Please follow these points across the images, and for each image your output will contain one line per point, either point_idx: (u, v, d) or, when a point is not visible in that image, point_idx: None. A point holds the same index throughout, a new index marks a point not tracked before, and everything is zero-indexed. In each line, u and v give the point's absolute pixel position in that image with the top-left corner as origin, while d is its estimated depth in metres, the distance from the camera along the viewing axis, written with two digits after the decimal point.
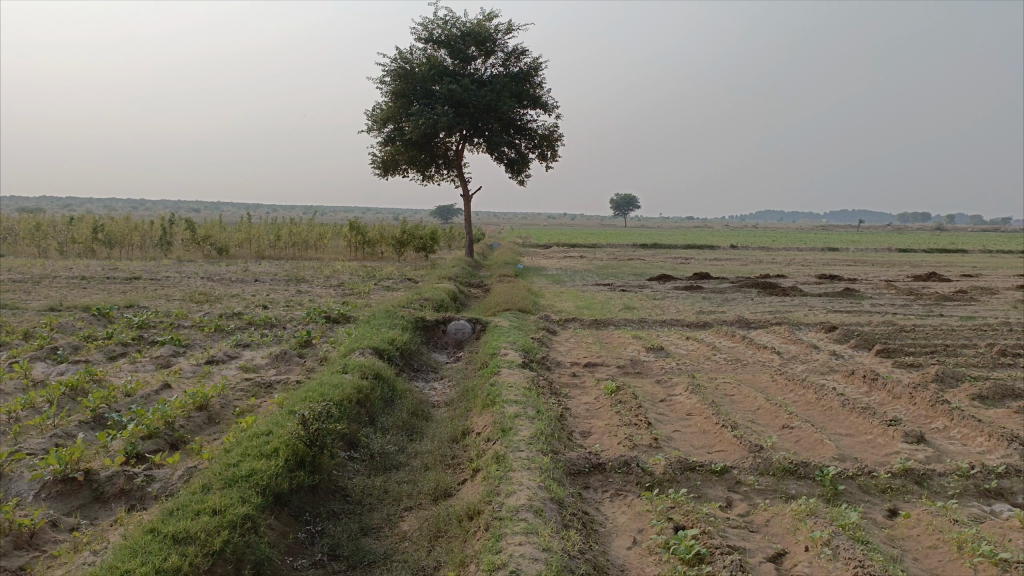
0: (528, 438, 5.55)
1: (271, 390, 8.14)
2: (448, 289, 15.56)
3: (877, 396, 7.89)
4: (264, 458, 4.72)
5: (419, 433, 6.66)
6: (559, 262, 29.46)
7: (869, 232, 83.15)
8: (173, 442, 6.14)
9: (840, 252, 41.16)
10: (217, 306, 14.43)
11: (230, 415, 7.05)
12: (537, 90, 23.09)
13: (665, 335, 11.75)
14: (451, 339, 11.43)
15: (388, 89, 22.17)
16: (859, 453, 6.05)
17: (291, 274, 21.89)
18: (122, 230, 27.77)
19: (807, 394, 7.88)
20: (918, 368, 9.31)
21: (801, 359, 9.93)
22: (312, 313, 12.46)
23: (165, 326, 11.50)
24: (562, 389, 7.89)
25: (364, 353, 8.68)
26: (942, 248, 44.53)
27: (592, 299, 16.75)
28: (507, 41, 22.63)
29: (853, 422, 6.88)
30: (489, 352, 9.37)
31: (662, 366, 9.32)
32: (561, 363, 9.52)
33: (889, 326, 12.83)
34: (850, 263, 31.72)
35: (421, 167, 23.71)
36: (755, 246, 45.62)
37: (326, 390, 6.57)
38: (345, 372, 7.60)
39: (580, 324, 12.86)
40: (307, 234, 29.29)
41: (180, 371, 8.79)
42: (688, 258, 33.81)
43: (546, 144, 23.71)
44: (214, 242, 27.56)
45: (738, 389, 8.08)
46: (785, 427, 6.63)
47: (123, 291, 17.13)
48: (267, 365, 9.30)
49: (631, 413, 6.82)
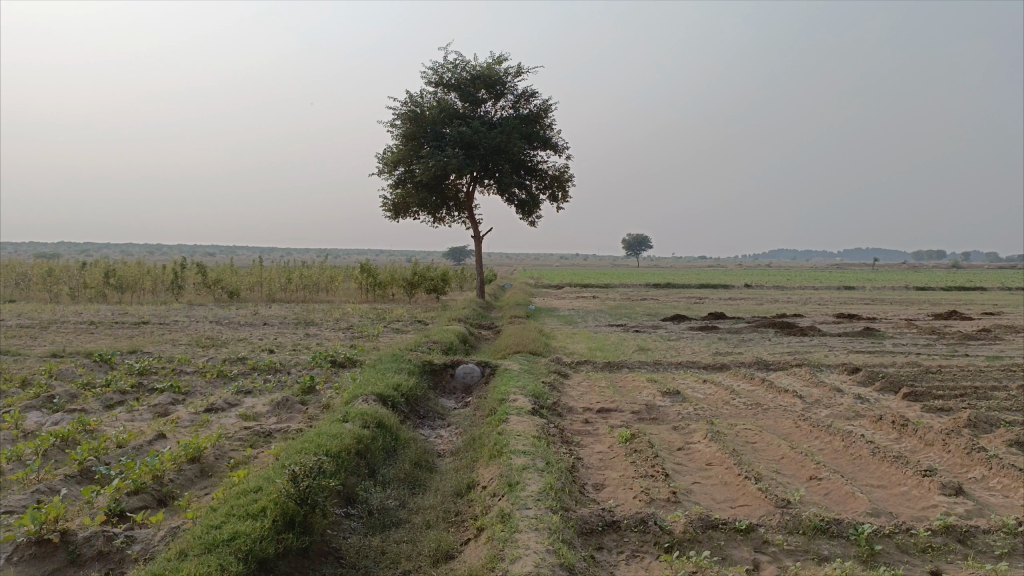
0: (536, 492, 5.17)
1: (270, 439, 7.80)
2: (458, 331, 15.25)
3: (908, 443, 7.44)
4: (250, 518, 4.37)
5: (422, 486, 6.28)
6: (571, 303, 29.14)
7: (884, 270, 82.67)
8: (160, 498, 5.80)
9: (858, 291, 40.71)
10: (223, 350, 14.18)
11: (224, 467, 6.71)
12: (547, 131, 23.04)
13: (681, 378, 11.34)
14: (459, 384, 11.07)
15: (399, 132, 22.16)
16: (894, 507, 5.62)
17: (300, 317, 21.69)
18: (133, 275, 27.73)
19: (833, 442, 7.44)
20: (948, 412, 8.85)
21: (824, 403, 9.49)
22: (318, 357, 12.15)
23: (166, 372, 11.21)
24: (574, 438, 7.50)
25: (368, 400, 8.33)
26: (959, 285, 43.88)
27: (605, 340, 16.39)
28: (517, 83, 22.65)
29: (884, 473, 6.44)
30: (498, 398, 9.00)
31: (679, 412, 8.91)
32: (573, 409, 9.13)
33: (914, 367, 12.36)
34: (868, 302, 31.20)
35: (432, 209, 23.61)
36: (770, 286, 45.24)
37: (323, 440, 6.22)
38: (346, 420, 7.25)
39: (592, 366, 12.48)
40: (318, 277, 29.15)
41: (178, 419, 8.47)
42: (703, 298, 33.42)
43: (557, 185, 23.58)
44: (225, 285, 27.46)
45: (761, 436, 7.65)
46: (812, 478, 6.22)
47: (130, 336, 16.96)
48: (268, 413, 8.96)
49: (647, 464, 6.43)
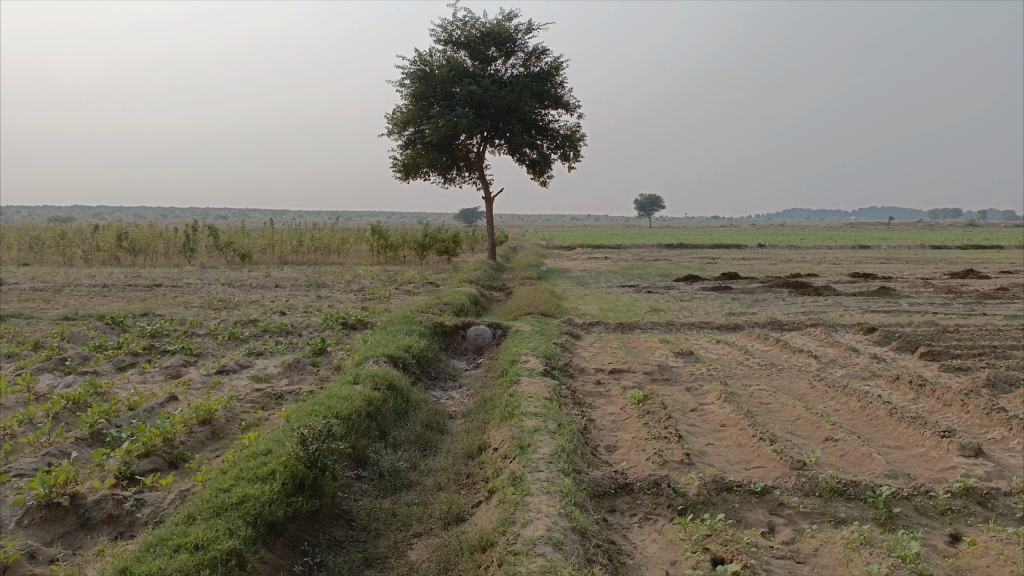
0: (548, 454, 5.11)
1: (282, 401, 7.79)
2: (469, 293, 15.17)
3: (926, 403, 7.33)
4: (259, 482, 4.34)
5: (433, 448, 6.24)
6: (583, 264, 29.01)
7: (899, 229, 81.92)
8: (171, 460, 5.80)
9: (873, 249, 40.36)
10: (234, 312, 14.17)
11: (235, 430, 6.69)
12: (559, 89, 22.65)
13: (694, 339, 11.24)
14: (470, 345, 11.02)
15: (408, 92, 21.85)
16: (911, 469, 5.54)
17: (312, 279, 21.68)
18: (146, 237, 27.77)
19: (849, 403, 7.34)
20: (966, 372, 8.72)
21: (840, 363, 9.37)
22: (329, 319, 12.12)
23: (178, 334, 11.21)
24: (586, 399, 7.44)
25: (378, 362, 8.29)
26: (977, 244, 43.30)
27: (618, 301, 16.28)
28: (528, 40, 22.23)
29: (902, 434, 6.35)
30: (509, 359, 8.94)
31: (692, 372, 8.83)
32: (585, 370, 9.06)
33: (931, 327, 12.19)
34: (884, 261, 30.85)
35: (442, 169, 23.37)
36: (784, 245, 44.86)
37: (333, 402, 6.18)
38: (356, 382, 7.20)
39: (605, 327, 12.39)
40: (329, 239, 29.08)
41: (189, 381, 8.47)
42: (716, 258, 33.16)
43: (569, 144, 23.26)
44: (237, 248, 27.45)
45: (775, 397, 7.56)
46: (828, 440, 6.13)
47: (143, 299, 16.99)
48: (280, 374, 8.94)
49: (660, 425, 6.35)
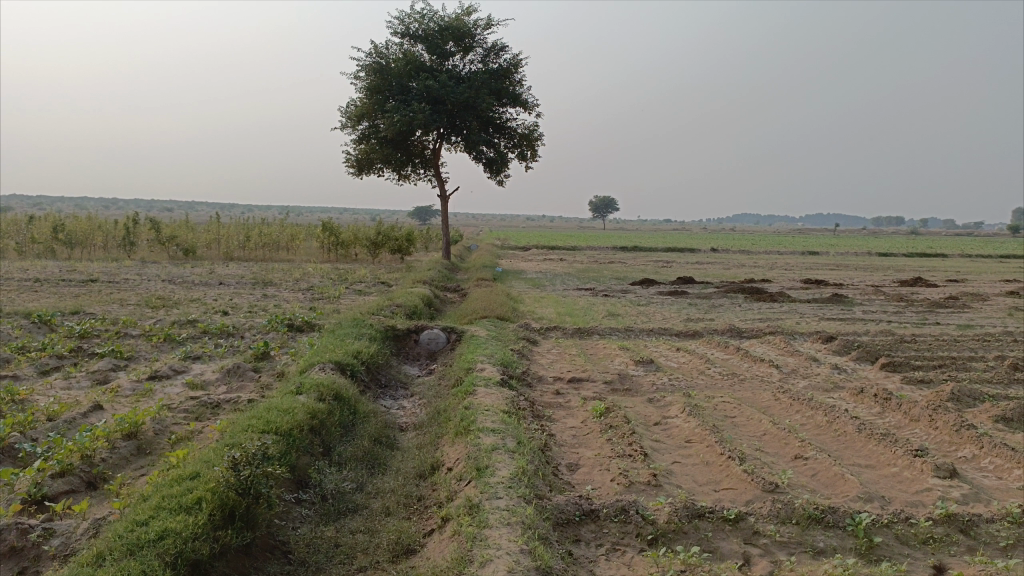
0: (506, 478, 4.70)
1: (218, 411, 7.24)
2: (422, 294, 14.68)
3: (893, 418, 7.14)
4: (182, 513, 3.85)
5: (381, 466, 5.78)
6: (537, 265, 28.67)
7: (846, 237, 83.68)
8: (90, 480, 5.25)
9: (821, 256, 41.04)
10: (173, 312, 13.43)
11: (164, 444, 6.15)
12: (517, 87, 22.28)
13: (653, 346, 10.96)
14: (423, 350, 10.58)
15: (362, 85, 21.24)
16: (886, 491, 5.29)
17: (258, 277, 20.90)
18: (84, 229, 26.55)
19: (816, 416, 7.10)
20: (929, 385, 8.60)
21: (802, 373, 9.18)
22: (273, 320, 11.52)
23: (110, 335, 10.50)
24: (545, 411, 7.06)
25: (325, 369, 7.78)
26: (921, 252, 44.30)
27: (574, 305, 15.96)
28: (486, 36, 21.83)
29: (872, 452, 6.11)
30: (464, 366, 8.50)
31: (653, 382, 8.53)
32: (543, 378, 8.69)
33: (888, 336, 12.13)
34: (835, 268, 31.25)
35: (397, 166, 22.80)
36: (735, 250, 45.33)
37: (272, 416, 5.67)
38: (300, 392, 6.69)
39: (562, 332, 12.06)
40: (279, 236, 28.22)
41: (117, 388, 7.86)
42: (670, 261, 33.17)
43: (526, 144, 22.91)
44: (180, 243, 26.41)
45: (741, 410, 7.28)
46: (799, 458, 5.87)
47: (77, 295, 16.06)
48: (218, 381, 8.37)
49: (624, 442, 6.01)
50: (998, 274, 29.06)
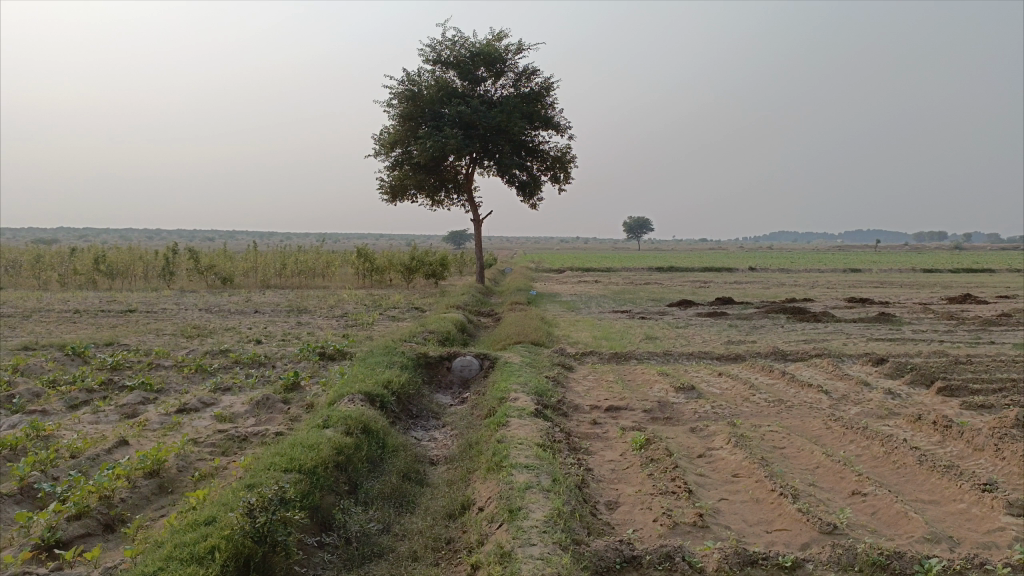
0: (540, 521, 4.38)
1: (245, 444, 7.04)
2: (456, 319, 14.44)
3: (955, 448, 6.66)
4: (193, 566, 3.62)
5: (410, 504, 5.50)
6: (573, 288, 28.29)
7: (888, 253, 82.11)
8: (107, 522, 5.05)
9: (865, 273, 40.18)
10: (206, 342, 13.36)
11: (187, 481, 5.96)
12: (549, 110, 22.14)
13: (694, 371, 10.56)
14: (456, 378, 10.32)
15: (395, 112, 21.27)
16: (954, 530, 4.86)
17: (293, 304, 20.90)
18: (124, 260, 26.91)
19: (871, 447, 6.65)
20: (990, 410, 8.07)
21: (853, 399, 8.70)
22: (305, 349, 11.36)
23: (141, 367, 10.42)
24: (582, 444, 6.72)
25: (354, 401, 7.52)
26: (969, 268, 42.99)
27: (611, 328, 15.58)
28: (518, 60, 21.75)
29: (936, 486, 5.67)
30: (497, 395, 8.20)
31: (696, 411, 8.13)
32: (579, 407, 8.36)
33: (942, 357, 11.55)
34: (879, 286, 30.40)
35: (430, 191, 22.75)
36: (775, 268, 44.49)
37: (296, 452, 5.44)
38: (326, 426, 6.45)
39: (598, 357, 11.71)
40: (314, 262, 28.32)
41: (145, 422, 7.71)
42: (708, 282, 32.63)
43: (559, 166, 22.71)
44: (218, 272, 26.62)
45: (790, 441, 6.87)
46: (856, 494, 5.46)
47: (114, 326, 16.13)
48: (246, 413, 8.18)
49: (666, 477, 5.67)
50: None
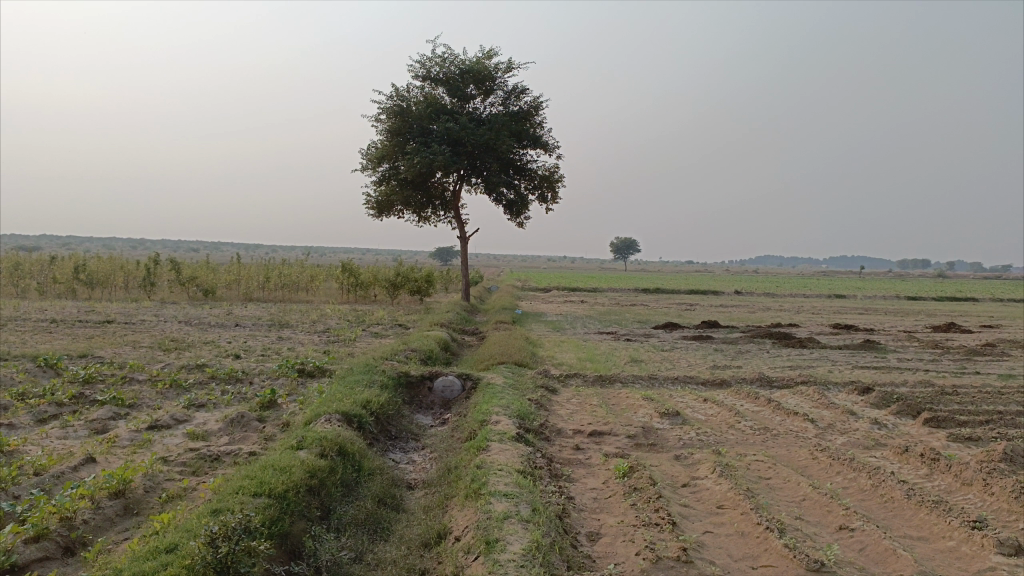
0: (518, 554, 4.20)
1: (217, 464, 6.82)
2: (439, 338, 14.24)
3: (942, 481, 6.55)
4: None
5: (385, 531, 5.31)
6: (558, 308, 28.19)
7: (871, 280, 82.60)
8: (67, 545, 4.83)
9: (849, 299, 40.37)
10: (184, 355, 13.09)
11: (154, 502, 5.74)
12: (538, 129, 22.11)
13: (678, 396, 10.42)
14: (437, 398, 10.13)
15: (383, 127, 21.18)
16: (944, 570, 4.73)
17: (275, 318, 20.63)
18: (105, 270, 26.54)
19: (858, 479, 6.53)
20: (977, 443, 7.98)
21: (839, 429, 8.58)
22: (284, 366, 11.14)
23: (115, 380, 10.16)
24: (564, 471, 6.56)
25: (331, 421, 7.32)
26: (952, 296, 43.24)
27: (595, 350, 15.45)
28: (507, 79, 21.76)
29: (924, 522, 5.54)
30: (478, 418, 8.02)
31: (680, 437, 7.99)
32: (561, 432, 8.19)
33: (928, 387, 11.47)
34: (863, 313, 30.47)
35: (417, 208, 22.62)
36: (760, 292, 44.60)
37: (266, 475, 5.24)
38: (301, 447, 6.25)
39: (582, 380, 11.55)
40: (298, 276, 28.06)
41: (115, 439, 7.48)
42: (694, 304, 32.63)
43: (547, 185, 22.65)
44: (200, 283, 26.31)
45: (776, 471, 6.74)
46: (843, 529, 5.33)
47: (90, 337, 15.84)
48: (220, 431, 7.96)
49: (650, 507, 5.52)
50: None
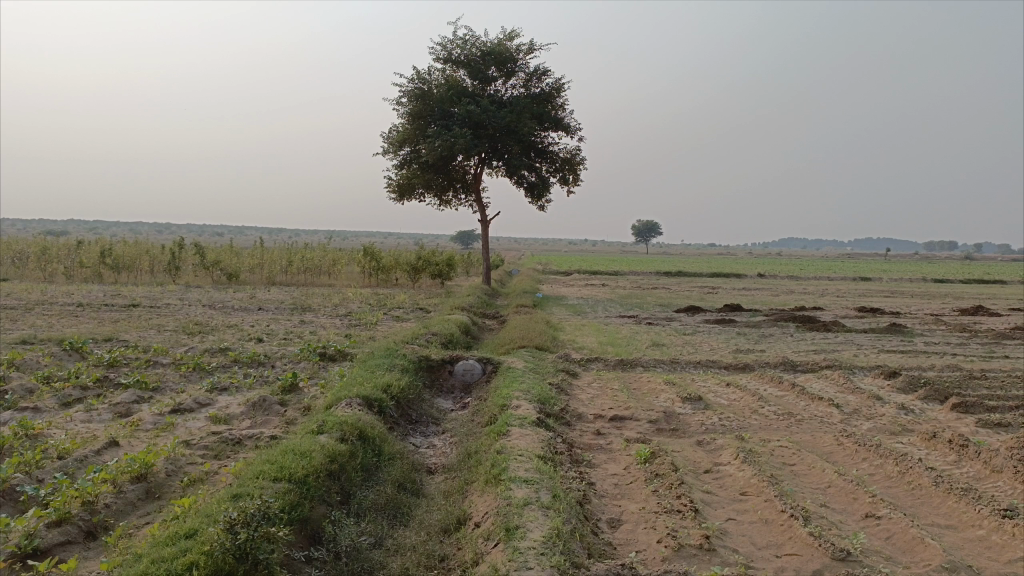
0: (538, 542, 4.16)
1: (238, 448, 6.85)
2: (460, 321, 14.22)
3: (972, 468, 6.41)
4: None
5: (405, 516, 5.29)
6: (580, 291, 28.05)
7: (897, 262, 81.55)
8: (89, 529, 4.87)
9: (875, 282, 39.80)
10: (207, 339, 13.18)
11: (176, 486, 5.77)
12: (559, 112, 21.92)
13: (701, 380, 10.32)
14: (457, 382, 10.11)
15: (404, 111, 21.10)
16: (973, 560, 4.63)
17: (297, 302, 20.74)
18: (131, 254, 26.81)
19: (884, 466, 6.41)
20: (1007, 429, 7.81)
21: (865, 414, 8.45)
22: (305, 349, 11.17)
23: (139, 364, 10.25)
24: (585, 456, 6.51)
25: (351, 405, 7.31)
26: (982, 279, 42.50)
27: (617, 334, 15.36)
28: (528, 61, 21.55)
29: (952, 510, 5.42)
30: (498, 402, 7.98)
31: (702, 423, 7.90)
32: (582, 416, 8.14)
33: (956, 372, 11.27)
34: (890, 296, 30.06)
35: (438, 191, 22.56)
36: (784, 275, 44.14)
37: (286, 460, 5.24)
38: (321, 432, 6.25)
39: (603, 364, 11.48)
40: (320, 260, 28.16)
41: (138, 422, 7.53)
42: (716, 288, 32.38)
43: (568, 168, 22.49)
44: (223, 267, 26.50)
45: (800, 458, 6.64)
46: (870, 516, 5.24)
47: (116, 321, 16.02)
48: (241, 415, 7.99)
49: (672, 494, 5.45)
50: None
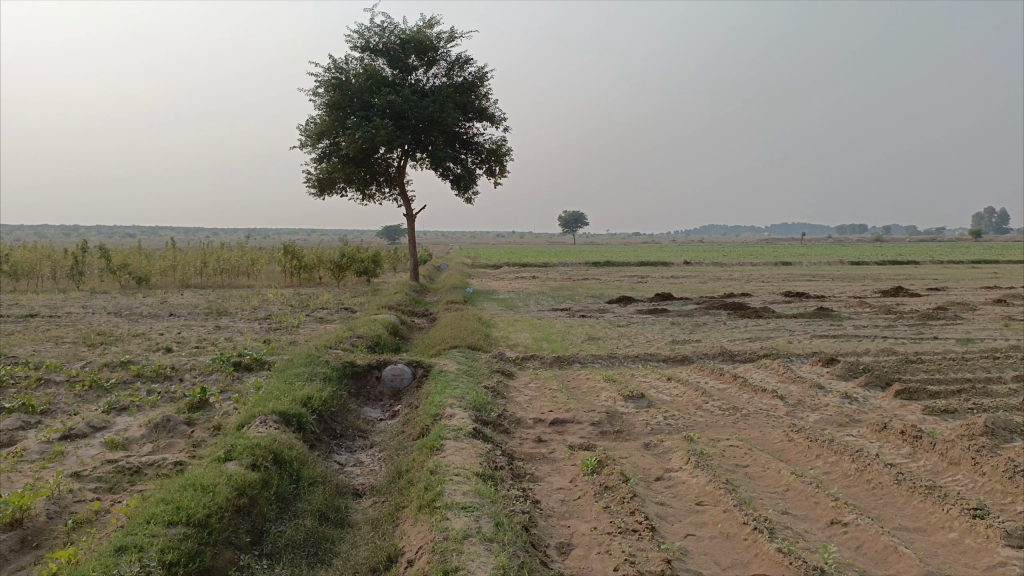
0: None
1: (137, 478, 6.05)
2: (386, 321, 13.49)
3: (928, 462, 6.15)
4: None
5: (327, 553, 4.65)
6: (510, 284, 27.67)
7: (814, 246, 84.10)
8: None
9: (797, 267, 40.80)
10: (111, 351, 12.11)
11: (58, 531, 4.98)
12: (484, 101, 21.33)
13: (640, 375, 9.94)
14: (386, 388, 9.45)
15: (323, 102, 20.12)
16: (950, 568, 4.30)
17: (213, 306, 19.58)
18: (30, 259, 24.88)
19: (841, 463, 6.08)
20: (952, 415, 7.64)
21: (810, 405, 8.18)
22: (218, 360, 10.29)
23: (28, 383, 9.22)
24: (527, 469, 5.98)
25: (267, 423, 6.57)
26: (895, 259, 43.92)
27: (550, 328, 14.89)
28: (449, 49, 20.88)
29: (918, 511, 5.11)
30: (431, 411, 7.36)
31: (647, 423, 7.47)
32: (521, 421, 7.61)
33: (892, 356, 11.19)
34: (813, 279, 30.61)
35: (360, 185, 21.67)
36: (710, 262, 44.65)
37: (184, 498, 4.50)
38: (229, 458, 5.51)
39: (539, 362, 10.99)
40: (238, 261, 26.82)
41: (21, 453, 6.63)
42: (646, 276, 32.43)
43: (494, 159, 21.91)
44: (133, 271, 24.89)
45: (754, 458, 6.25)
46: (835, 523, 4.86)
47: (8, 334, 14.66)
48: (142, 438, 7.15)
49: (625, 510, 4.96)
50: (977, 280, 28.52)
